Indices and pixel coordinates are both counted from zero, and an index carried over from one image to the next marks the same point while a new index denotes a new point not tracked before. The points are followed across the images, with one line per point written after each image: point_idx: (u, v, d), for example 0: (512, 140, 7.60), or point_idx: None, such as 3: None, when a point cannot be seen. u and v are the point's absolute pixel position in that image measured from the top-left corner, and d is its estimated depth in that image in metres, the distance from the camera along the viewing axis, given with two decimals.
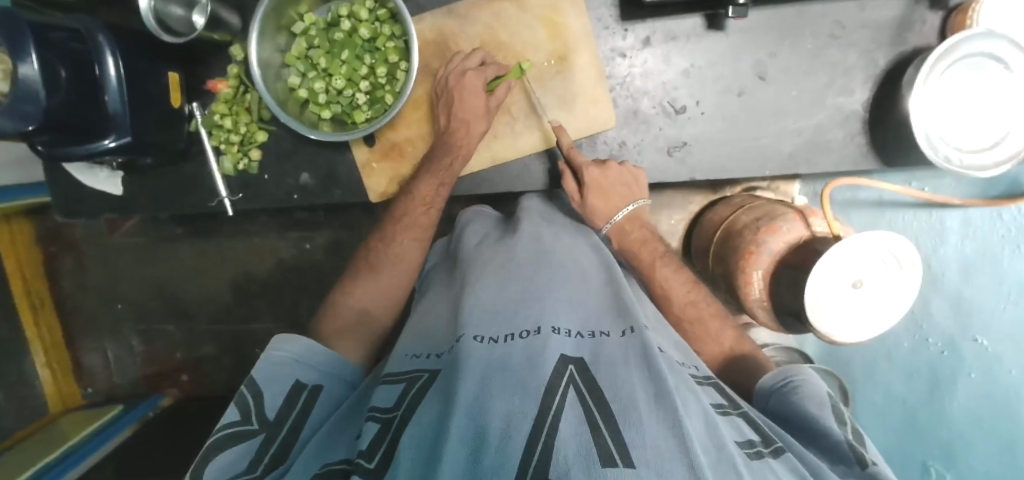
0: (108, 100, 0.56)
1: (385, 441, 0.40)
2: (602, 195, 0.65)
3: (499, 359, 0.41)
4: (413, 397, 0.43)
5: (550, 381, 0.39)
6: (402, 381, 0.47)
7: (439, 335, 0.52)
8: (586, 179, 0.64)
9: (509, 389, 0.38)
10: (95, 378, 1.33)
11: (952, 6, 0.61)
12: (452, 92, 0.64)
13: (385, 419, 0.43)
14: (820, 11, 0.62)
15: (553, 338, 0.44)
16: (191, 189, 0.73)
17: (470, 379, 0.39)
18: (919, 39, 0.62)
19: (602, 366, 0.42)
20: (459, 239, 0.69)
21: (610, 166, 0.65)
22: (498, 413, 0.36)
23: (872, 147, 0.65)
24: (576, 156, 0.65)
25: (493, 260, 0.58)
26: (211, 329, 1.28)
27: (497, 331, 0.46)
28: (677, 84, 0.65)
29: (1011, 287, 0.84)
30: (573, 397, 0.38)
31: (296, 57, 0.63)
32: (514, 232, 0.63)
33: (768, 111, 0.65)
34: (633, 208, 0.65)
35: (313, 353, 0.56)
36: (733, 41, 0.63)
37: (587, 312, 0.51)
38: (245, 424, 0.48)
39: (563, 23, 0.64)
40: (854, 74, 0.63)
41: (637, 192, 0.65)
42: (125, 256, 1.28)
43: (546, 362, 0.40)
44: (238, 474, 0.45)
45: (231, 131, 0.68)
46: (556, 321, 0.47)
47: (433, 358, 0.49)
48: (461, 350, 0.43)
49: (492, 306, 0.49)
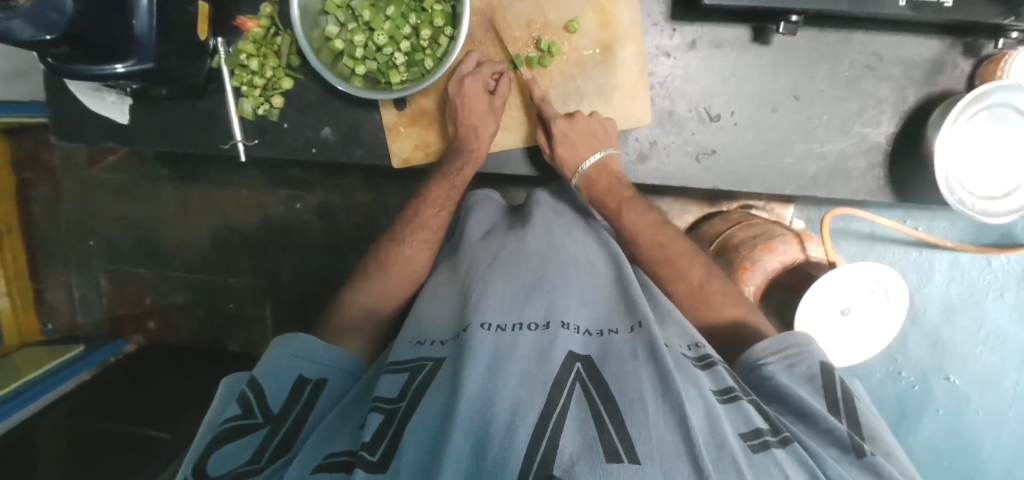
0: (136, 23, 0.52)
1: (390, 431, 0.38)
2: (568, 146, 0.64)
3: (504, 347, 0.41)
4: (419, 388, 0.42)
5: (556, 378, 0.39)
6: (407, 369, 0.46)
7: (446, 323, 0.52)
8: (553, 131, 0.64)
9: (516, 382, 0.37)
10: (56, 313, 1.27)
11: (983, 56, 0.64)
12: (456, 100, 0.64)
13: (389, 411, 0.41)
14: (862, 40, 0.64)
15: (561, 334, 0.44)
16: (202, 127, 0.70)
17: (476, 369, 0.38)
18: (948, 83, 0.65)
19: (608, 362, 0.42)
20: (462, 229, 0.67)
21: (577, 116, 0.64)
22: (504, 405, 0.35)
23: (888, 181, 0.67)
24: (544, 106, 0.64)
25: (501, 251, 0.57)
26: (184, 277, 1.24)
27: (504, 319, 0.46)
28: (714, 91, 0.65)
29: (986, 332, 0.90)
30: (580, 395, 0.38)
31: (336, 5, 0.60)
32: (524, 225, 0.63)
33: (797, 130, 0.66)
34: (600, 156, 0.65)
35: (314, 347, 0.55)
36: (776, 56, 0.64)
37: (597, 310, 0.51)
38: (247, 418, 0.47)
39: (614, 13, 0.63)
40: (883, 108, 0.65)
41: (605, 140, 0.65)
42: (103, 191, 1.22)
43: (554, 358, 0.41)
44: (239, 465, 0.43)
45: (255, 74, 0.65)
46: (566, 317, 0.47)
47: (439, 345, 0.48)
48: (468, 336, 0.42)
49: (503, 298, 0.49)
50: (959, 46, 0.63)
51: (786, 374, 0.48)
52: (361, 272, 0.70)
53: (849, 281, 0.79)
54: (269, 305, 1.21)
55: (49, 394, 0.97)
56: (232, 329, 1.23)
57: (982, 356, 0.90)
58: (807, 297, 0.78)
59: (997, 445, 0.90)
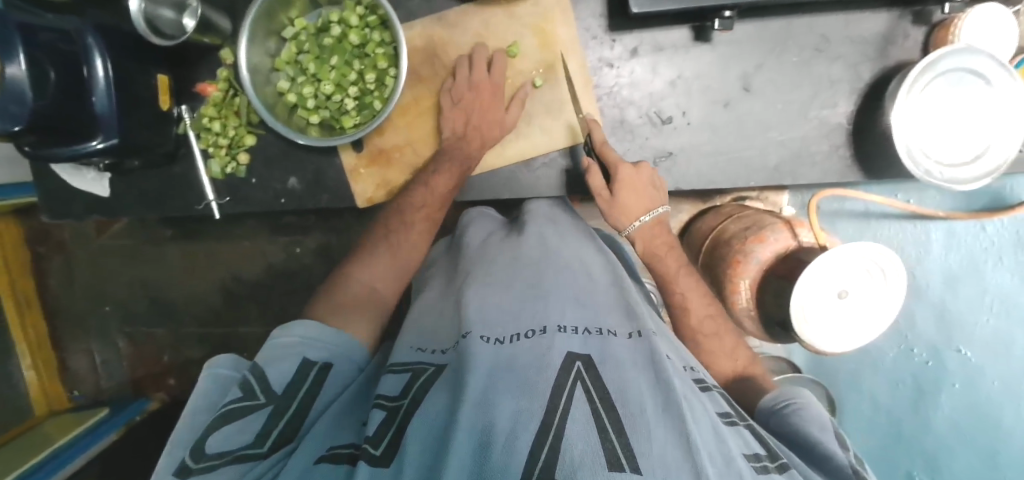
0: (97, 101, 0.56)
1: (393, 425, 0.39)
2: (631, 193, 0.62)
3: (505, 359, 0.39)
4: (420, 389, 0.42)
5: (556, 381, 0.36)
6: (407, 370, 0.45)
7: (449, 326, 0.50)
8: (619, 176, 0.61)
9: (515, 389, 0.36)
10: (81, 381, 1.31)
11: (935, 22, 0.63)
12: (464, 94, 0.63)
13: (390, 408, 0.41)
14: (806, 25, 0.64)
15: (558, 336, 0.41)
16: (179, 191, 0.72)
17: (476, 378, 0.37)
18: (902, 54, 0.64)
19: (608, 366, 0.39)
20: (462, 235, 0.67)
21: (642, 167, 0.63)
22: (506, 413, 0.34)
23: (855, 160, 0.66)
24: (608, 153, 0.62)
25: (499, 260, 0.56)
26: (198, 332, 1.27)
27: (503, 331, 0.44)
28: (664, 94, 0.65)
29: (992, 298, 0.86)
30: (581, 395, 0.35)
31: (285, 62, 0.63)
32: (519, 233, 0.62)
33: (753, 122, 0.66)
34: (657, 213, 0.63)
35: (310, 330, 0.53)
36: (721, 52, 0.64)
37: (593, 311, 0.48)
38: (251, 399, 0.45)
39: (553, 31, 0.64)
40: (839, 88, 0.65)
41: (661, 195, 0.63)
42: (112, 257, 1.27)
43: (552, 360, 0.38)
44: (241, 446, 0.42)
45: (219, 135, 0.68)
46: (563, 320, 0.44)
47: (438, 353, 0.47)
48: (468, 348, 0.41)
49: (504, 306, 0.47)
50: (908, 16, 0.63)
51: (800, 416, 0.49)
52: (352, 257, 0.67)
53: (837, 266, 0.77)
54: None
55: (76, 462, 1.00)
56: None
57: (992, 324, 0.86)
58: (801, 284, 0.75)
59: (1018, 418, 0.85)
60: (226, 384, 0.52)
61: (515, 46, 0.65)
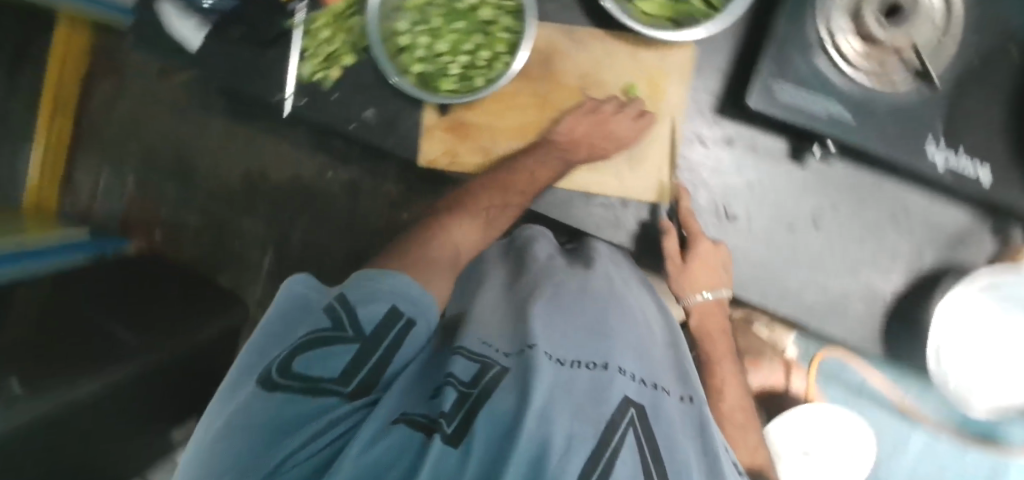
0: None
1: (464, 407, 0.42)
2: (700, 269, 0.64)
3: (566, 381, 0.44)
4: (493, 381, 0.45)
5: (611, 418, 0.41)
6: (477, 361, 0.48)
7: (513, 332, 0.54)
8: (697, 246, 0.64)
9: (571, 411, 0.40)
10: (78, 196, 1.33)
11: (1009, 241, 0.64)
12: (582, 119, 0.66)
13: (463, 392, 0.44)
14: (893, 189, 0.65)
15: (617, 378, 0.46)
16: (262, 74, 0.72)
17: (546, 390, 0.41)
18: (970, 257, 0.65)
19: (655, 420, 0.44)
20: (525, 249, 0.70)
21: (721, 247, 0.65)
22: (560, 430, 0.37)
23: (884, 334, 0.66)
24: (692, 223, 0.65)
25: (566, 283, 0.61)
26: (204, 204, 1.28)
27: (567, 355, 0.49)
28: (737, 192, 0.66)
29: None
30: (630, 439, 0.40)
31: (413, 6, 0.64)
32: (586, 265, 0.63)
33: (807, 256, 0.66)
34: (714, 294, 0.68)
35: (403, 283, 0.55)
36: (807, 178, 0.65)
37: (648, 364, 0.54)
38: (335, 331, 0.48)
39: (663, 90, 0.65)
40: (898, 260, 0.66)
41: (727, 279, 0.66)
42: (159, 100, 1.27)
43: (609, 400, 0.43)
44: (331, 377, 0.46)
45: (324, 44, 0.71)
46: (622, 363, 0.50)
47: (501, 354, 0.50)
48: (534, 359, 0.46)
49: (569, 336, 0.52)
50: (989, 224, 0.64)
51: None
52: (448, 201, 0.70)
53: (809, 423, 0.85)
54: (271, 254, 1.27)
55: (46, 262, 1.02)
56: (229, 266, 1.29)
57: None
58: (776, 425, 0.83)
59: None
60: (300, 303, 0.53)
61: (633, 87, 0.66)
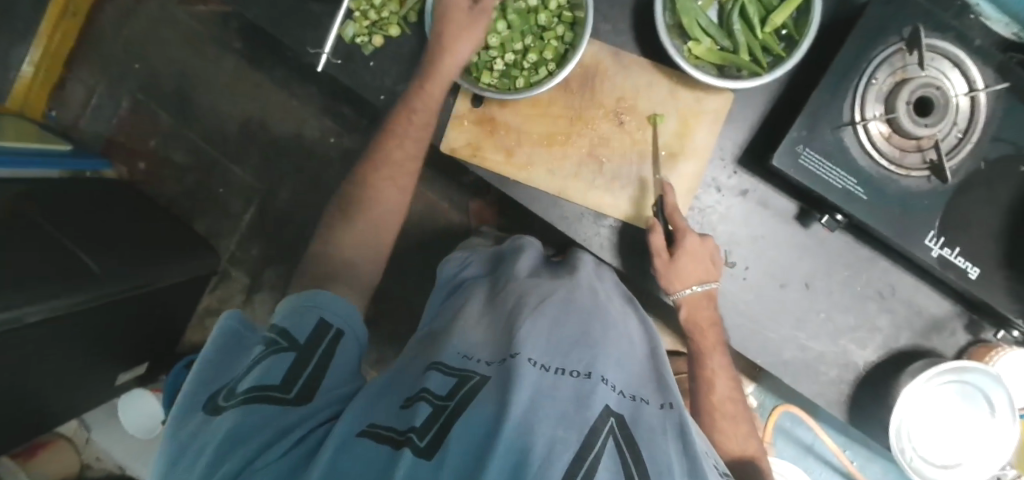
0: None
1: (439, 421, 0.36)
2: (681, 271, 0.62)
3: (548, 385, 0.39)
4: (467, 393, 0.39)
5: (593, 423, 0.36)
6: (454, 374, 0.42)
7: (496, 337, 0.48)
8: (682, 243, 0.62)
9: (554, 418, 0.35)
10: (66, 106, 1.27)
11: (979, 338, 0.68)
12: (607, 138, 0.68)
13: (438, 405, 0.38)
14: (885, 269, 0.68)
15: (600, 386, 0.41)
16: (303, 26, 0.71)
17: (521, 395, 0.36)
18: (941, 345, 0.68)
19: (640, 429, 0.39)
20: (509, 264, 0.65)
21: (707, 241, 0.63)
22: (543, 435, 0.33)
23: (847, 400, 0.70)
24: (678, 219, 0.63)
25: (554, 293, 0.55)
26: (196, 142, 1.24)
27: (550, 359, 0.43)
28: (741, 242, 0.68)
29: None
30: (612, 449, 0.35)
31: None
32: (571, 273, 0.62)
33: (792, 314, 0.69)
34: (702, 287, 0.63)
35: (332, 300, 0.51)
36: (809, 241, 0.68)
37: (631, 377, 0.47)
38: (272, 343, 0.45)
39: (695, 130, 0.66)
40: (875, 335, 0.69)
41: (712, 273, 0.63)
42: (176, 28, 1.23)
43: (592, 404, 0.38)
44: (269, 385, 0.41)
45: (373, 8, 0.68)
46: (606, 372, 0.44)
47: (484, 364, 0.44)
48: (514, 366, 0.40)
49: (552, 340, 0.46)
50: (964, 319, 0.68)
51: None
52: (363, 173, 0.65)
53: None
54: (254, 209, 1.22)
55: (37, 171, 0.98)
56: (206, 210, 1.23)
57: None
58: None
59: None
60: (234, 342, 0.48)
61: (660, 115, 0.67)
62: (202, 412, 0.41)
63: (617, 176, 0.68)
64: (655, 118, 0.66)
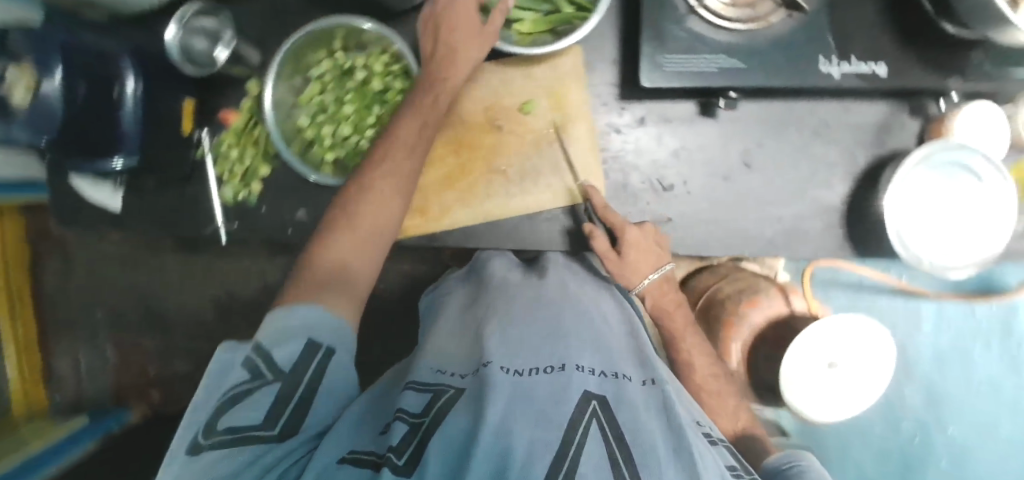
0: (122, 120, 0.56)
1: (415, 439, 0.39)
2: (633, 262, 0.62)
3: (525, 388, 0.41)
4: (441, 407, 0.42)
5: (572, 416, 0.38)
6: (429, 390, 0.45)
7: (467, 349, 0.51)
8: (624, 238, 0.61)
9: (533, 418, 0.37)
10: (63, 382, 1.29)
11: (930, 115, 0.66)
12: (495, 146, 0.68)
13: (413, 422, 0.41)
14: (807, 108, 0.67)
15: (576, 374, 0.42)
16: (190, 212, 0.72)
17: (496, 404, 0.38)
18: (899, 142, 0.67)
19: (622, 407, 0.40)
20: (482, 269, 0.65)
21: (647, 226, 0.63)
22: (521, 437, 0.35)
23: (848, 239, 0.68)
24: (612, 216, 0.62)
25: (521, 295, 0.57)
26: (187, 346, 1.27)
27: (523, 362, 0.45)
28: (667, 163, 0.68)
29: (980, 381, 0.92)
30: (596, 433, 0.37)
31: (307, 100, 0.65)
32: (540, 275, 0.62)
33: (752, 197, 0.68)
34: (658, 275, 0.63)
35: (313, 318, 0.50)
36: (724, 127, 0.67)
37: (610, 354, 0.49)
38: (255, 381, 0.44)
39: (566, 95, 0.67)
40: (835, 170, 0.68)
41: (663, 256, 0.63)
42: (110, 262, 1.25)
43: (570, 397, 0.39)
44: (252, 425, 0.42)
45: (236, 162, 0.70)
46: (582, 360, 0.45)
47: (458, 376, 0.47)
48: (488, 376, 0.42)
49: (523, 339, 0.48)
50: (904, 108, 0.67)
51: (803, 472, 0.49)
52: (328, 220, 0.58)
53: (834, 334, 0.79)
54: None
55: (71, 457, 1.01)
56: None
57: (977, 404, 0.93)
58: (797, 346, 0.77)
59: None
60: (222, 368, 0.51)
61: (530, 102, 0.67)
62: (185, 454, 0.41)
63: (523, 175, 0.68)
64: (524, 106, 0.67)
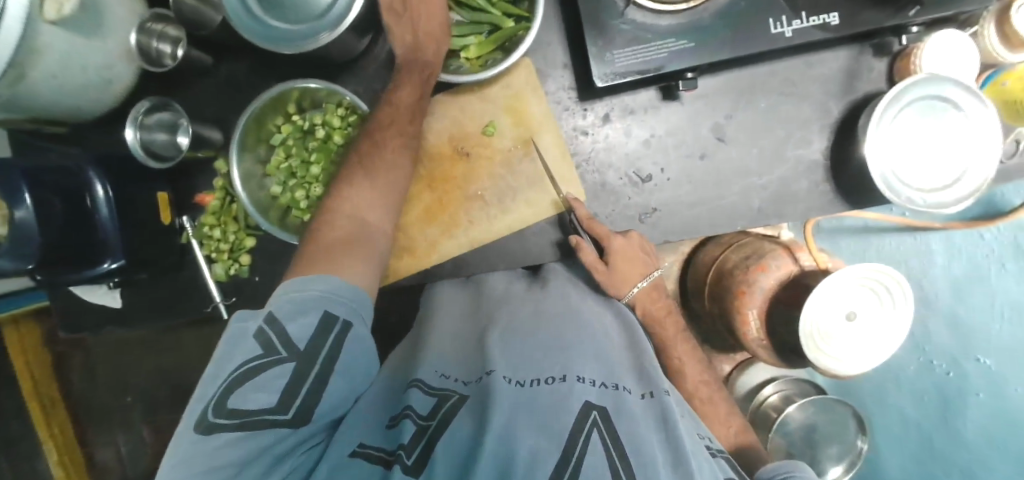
0: (103, 226, 0.60)
1: (424, 439, 0.40)
2: (622, 271, 0.62)
3: (526, 398, 0.41)
4: (449, 411, 0.43)
5: (572, 426, 0.38)
6: (435, 395, 0.46)
7: (471, 360, 0.51)
8: (611, 248, 0.62)
9: (534, 428, 0.38)
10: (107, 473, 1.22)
11: (894, 53, 0.66)
12: (468, 171, 0.68)
13: (422, 425, 0.42)
14: (770, 71, 0.66)
15: (577, 385, 0.42)
16: (187, 296, 0.74)
17: (498, 415, 0.39)
18: (868, 86, 0.67)
19: (625, 418, 0.40)
20: (481, 284, 0.66)
21: (632, 236, 0.64)
22: (523, 444, 0.36)
23: (837, 193, 0.67)
24: (597, 227, 0.62)
25: (521, 310, 0.56)
26: None
27: (524, 372, 0.45)
28: (640, 154, 0.67)
29: (1002, 306, 0.89)
30: (597, 442, 0.37)
31: (276, 167, 0.66)
32: (543, 285, 0.62)
33: (732, 171, 0.67)
34: (646, 282, 0.63)
35: (331, 291, 0.47)
36: (691, 107, 0.67)
37: (610, 365, 0.48)
38: (273, 357, 0.42)
39: (526, 109, 0.67)
40: (811, 125, 0.67)
41: (649, 262, 0.63)
42: None
43: (570, 406, 0.40)
44: (271, 409, 0.40)
45: (220, 241, 0.71)
46: (583, 371, 0.45)
47: (462, 383, 0.48)
48: (489, 386, 0.43)
49: (523, 351, 0.48)
50: (868, 50, 0.66)
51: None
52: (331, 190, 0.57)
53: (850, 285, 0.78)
54: None
55: None
56: None
57: (1006, 331, 0.89)
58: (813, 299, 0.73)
59: None
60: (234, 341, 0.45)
61: (492, 124, 0.67)
62: (196, 433, 0.39)
63: (499, 196, 0.67)
64: (487, 129, 0.66)
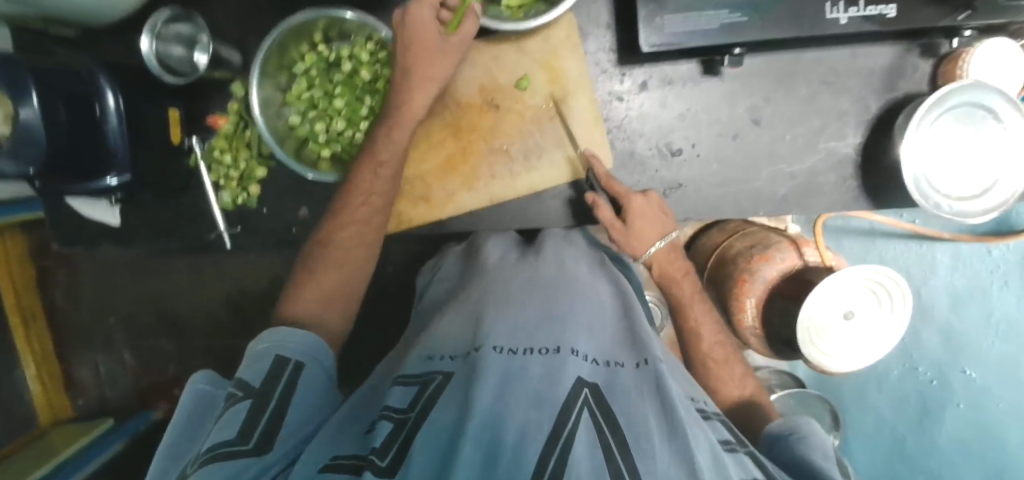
0: (109, 137, 0.56)
1: (401, 437, 0.37)
2: (638, 231, 0.62)
3: (517, 368, 0.40)
4: (431, 395, 0.40)
5: (565, 400, 0.36)
6: (418, 382, 0.43)
7: (458, 333, 0.48)
8: (628, 206, 0.62)
9: (526, 401, 0.36)
10: (85, 393, 1.21)
11: (942, 54, 0.64)
12: (492, 126, 0.66)
13: (399, 419, 0.38)
14: (815, 58, 0.64)
15: (570, 359, 0.41)
16: (191, 221, 0.72)
17: (486, 387, 0.37)
18: (911, 85, 0.65)
19: (617, 395, 0.39)
20: (478, 251, 0.64)
21: (652, 195, 0.63)
22: (512, 425, 0.34)
23: (863, 191, 0.67)
24: (616, 185, 0.62)
25: (518, 278, 0.55)
26: None
27: (515, 342, 0.43)
28: (673, 127, 0.66)
29: (997, 320, 0.90)
30: (588, 420, 0.35)
31: (295, 96, 0.63)
32: (536, 253, 0.61)
33: (762, 155, 0.66)
34: (664, 243, 0.63)
35: (289, 340, 0.50)
36: (729, 85, 0.65)
37: (603, 341, 0.47)
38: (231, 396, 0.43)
39: (563, 67, 0.64)
40: (847, 119, 0.66)
41: (667, 224, 0.63)
42: None
43: (562, 381, 0.38)
44: (227, 441, 0.39)
45: (231, 167, 0.68)
46: (577, 344, 0.44)
47: (450, 360, 0.45)
48: (479, 360, 0.40)
49: (516, 323, 0.46)
50: (915, 48, 0.64)
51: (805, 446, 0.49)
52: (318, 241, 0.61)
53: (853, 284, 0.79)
54: None
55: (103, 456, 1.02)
56: None
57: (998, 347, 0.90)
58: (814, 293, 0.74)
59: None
60: (204, 405, 0.49)
61: (525, 77, 0.64)
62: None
63: (524, 153, 0.66)
64: (520, 83, 0.64)
